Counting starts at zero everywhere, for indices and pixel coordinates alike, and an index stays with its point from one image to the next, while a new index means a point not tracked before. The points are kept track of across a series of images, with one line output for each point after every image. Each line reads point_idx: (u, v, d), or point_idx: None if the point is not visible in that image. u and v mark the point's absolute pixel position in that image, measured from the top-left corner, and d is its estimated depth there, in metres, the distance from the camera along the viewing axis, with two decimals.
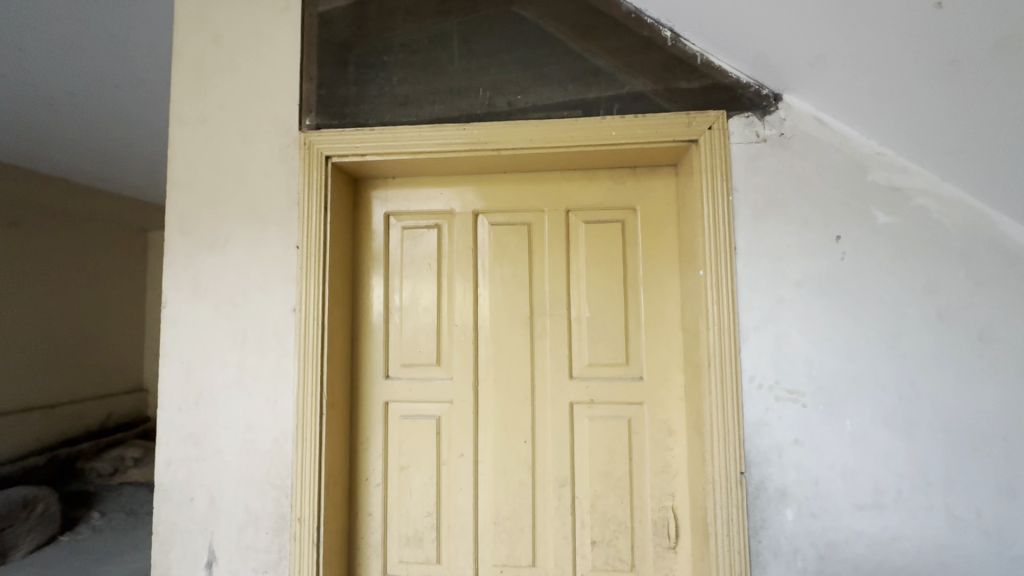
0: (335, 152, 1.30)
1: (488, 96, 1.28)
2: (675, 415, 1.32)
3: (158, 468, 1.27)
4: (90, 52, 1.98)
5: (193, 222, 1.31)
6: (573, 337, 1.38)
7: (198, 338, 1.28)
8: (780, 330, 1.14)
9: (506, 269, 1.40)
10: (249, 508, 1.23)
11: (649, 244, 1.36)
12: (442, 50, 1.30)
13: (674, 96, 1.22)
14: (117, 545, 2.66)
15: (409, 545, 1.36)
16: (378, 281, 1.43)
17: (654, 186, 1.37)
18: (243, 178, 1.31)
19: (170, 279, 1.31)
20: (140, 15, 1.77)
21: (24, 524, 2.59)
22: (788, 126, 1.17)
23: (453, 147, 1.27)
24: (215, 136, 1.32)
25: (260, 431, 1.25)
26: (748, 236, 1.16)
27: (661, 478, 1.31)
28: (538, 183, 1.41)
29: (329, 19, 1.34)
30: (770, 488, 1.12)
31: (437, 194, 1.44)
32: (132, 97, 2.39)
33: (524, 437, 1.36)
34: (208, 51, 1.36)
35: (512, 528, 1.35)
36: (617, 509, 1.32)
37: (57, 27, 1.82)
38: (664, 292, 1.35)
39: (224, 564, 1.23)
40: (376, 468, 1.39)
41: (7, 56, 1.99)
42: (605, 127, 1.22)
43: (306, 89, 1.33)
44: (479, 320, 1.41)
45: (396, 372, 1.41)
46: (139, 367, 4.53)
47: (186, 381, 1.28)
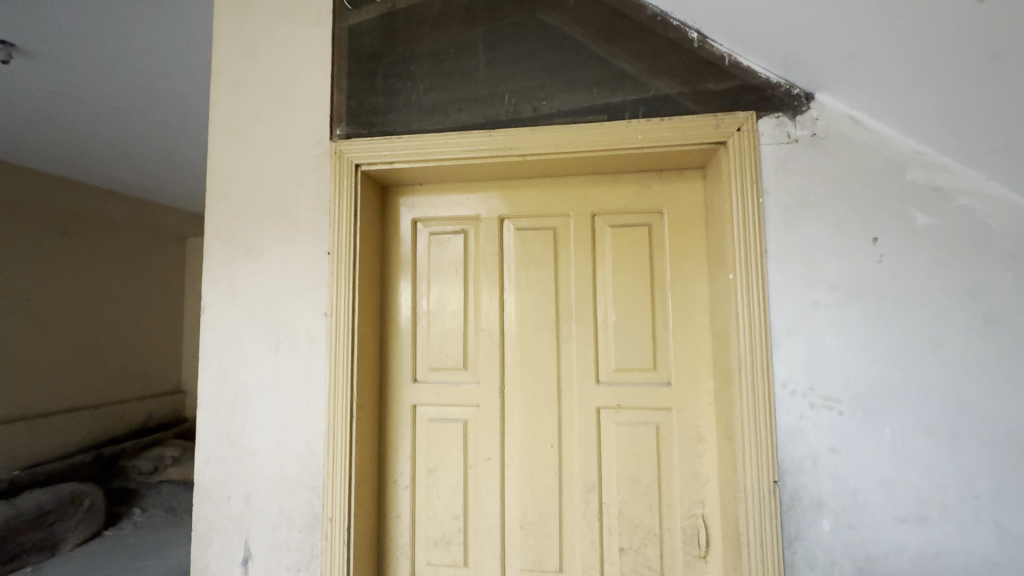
0: (365, 160, 1.33)
1: (513, 103, 1.29)
2: (705, 422, 1.29)
3: (197, 467, 1.32)
4: (133, 69, 2.09)
5: (231, 230, 1.36)
6: (600, 341, 1.38)
7: (235, 341, 1.33)
8: (814, 335, 1.11)
9: (532, 273, 1.41)
10: (283, 508, 1.27)
11: (677, 247, 1.35)
12: (468, 58, 1.32)
13: (701, 98, 1.20)
14: (157, 541, 2.76)
15: (437, 548, 1.38)
16: (406, 286, 1.46)
17: (681, 189, 1.35)
18: (277, 186, 1.35)
19: (209, 285, 1.36)
20: (180, 33, 1.86)
21: (72, 518, 2.73)
22: (821, 126, 1.15)
23: (479, 153, 1.29)
24: (251, 146, 1.38)
25: (293, 432, 1.28)
26: (780, 239, 1.14)
27: (690, 485, 1.29)
28: (563, 188, 1.41)
29: (359, 32, 1.38)
30: (805, 498, 1.09)
31: (463, 200, 1.45)
32: (171, 110, 2.50)
33: (551, 441, 1.36)
34: (244, 65, 1.41)
35: (539, 533, 1.34)
36: (645, 516, 1.31)
37: (104, 47, 1.92)
38: (693, 296, 1.33)
39: (259, 561, 1.27)
40: (404, 470, 1.41)
41: (58, 74, 2.11)
42: (631, 131, 1.22)
43: (337, 100, 1.37)
44: (505, 324, 1.41)
45: (423, 376, 1.43)
46: (177, 369, 4.70)
47: (223, 383, 1.33)
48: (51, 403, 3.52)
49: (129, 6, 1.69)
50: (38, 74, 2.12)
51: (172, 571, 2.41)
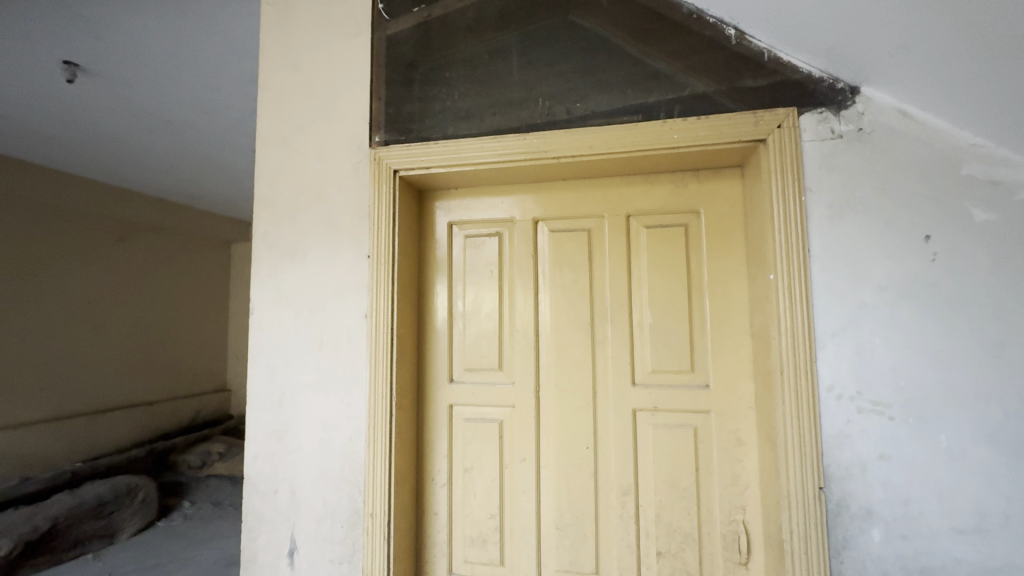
0: (402, 166, 1.36)
1: (547, 106, 1.30)
2: (745, 425, 1.27)
3: (246, 462, 1.38)
4: (185, 84, 2.21)
5: (277, 235, 1.42)
6: (636, 343, 1.37)
7: (281, 342, 1.39)
8: (862, 337, 1.07)
9: (567, 274, 1.41)
10: (326, 502, 1.32)
11: (715, 248, 1.32)
12: (503, 63, 1.34)
13: (739, 95, 1.18)
14: (207, 532, 2.89)
15: (473, 546, 1.40)
16: (442, 288, 1.49)
17: (719, 189, 1.33)
18: (319, 193, 1.41)
19: (257, 287, 1.43)
20: (227, 50, 1.96)
21: (129, 508, 2.90)
22: (867, 120, 1.11)
23: (514, 157, 1.30)
24: (295, 155, 1.43)
25: (335, 430, 1.33)
26: (824, 238, 1.11)
27: (730, 490, 1.26)
28: (598, 189, 1.41)
29: (396, 41, 1.42)
30: (852, 506, 1.05)
31: (498, 203, 1.47)
32: (218, 122, 2.63)
33: (586, 443, 1.36)
34: (288, 77, 1.47)
35: (575, 535, 1.34)
36: (684, 520, 1.29)
37: (158, 64, 2.04)
38: (732, 298, 1.31)
39: (304, 554, 1.31)
40: (441, 468, 1.43)
41: (117, 91, 2.26)
42: (667, 130, 1.21)
43: (376, 108, 1.41)
44: (540, 325, 1.42)
45: (459, 377, 1.46)
46: (222, 369, 4.92)
47: (270, 381, 1.39)
48: (109, 399, 3.75)
49: (181, 24, 1.78)
50: (99, 91, 2.26)
51: (221, 561, 2.53)
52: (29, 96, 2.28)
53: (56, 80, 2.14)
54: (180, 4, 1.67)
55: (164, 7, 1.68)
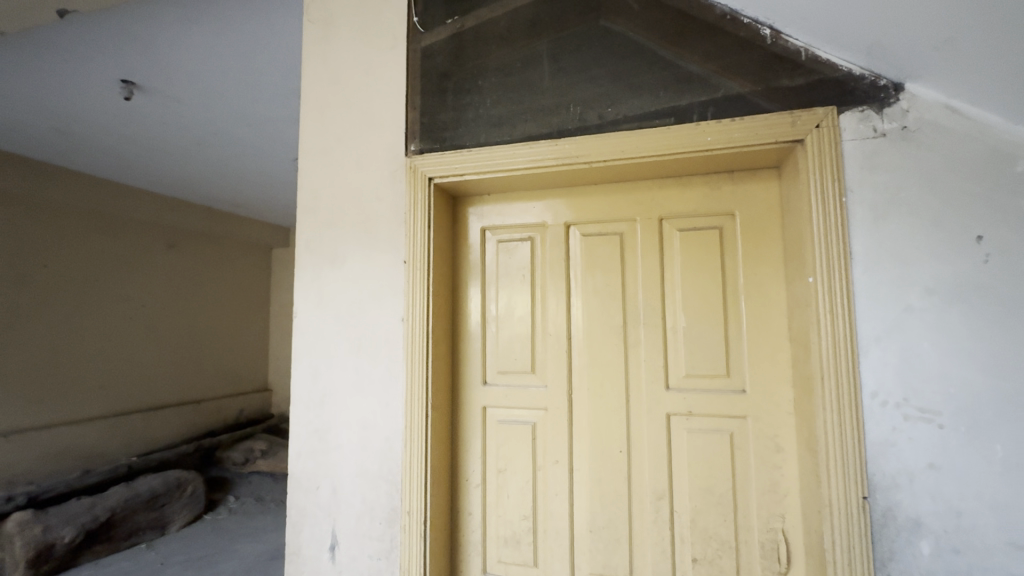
0: (437, 173, 1.40)
1: (579, 111, 1.31)
2: (784, 431, 1.24)
3: (290, 459, 1.45)
4: (231, 99, 2.33)
5: (318, 241, 1.49)
6: (669, 346, 1.36)
7: (322, 344, 1.45)
8: (908, 341, 1.04)
9: (599, 278, 1.42)
10: (365, 500, 1.36)
11: (751, 250, 1.30)
12: (534, 70, 1.36)
13: (775, 95, 1.17)
14: (251, 526, 3.02)
15: (507, 546, 1.41)
16: (475, 292, 1.52)
17: (755, 190, 1.31)
18: (358, 201, 1.46)
19: (300, 292, 1.49)
20: (270, 65, 2.05)
21: (178, 500, 3.07)
22: (912, 118, 1.07)
23: (546, 162, 1.32)
24: (335, 164, 1.50)
25: (374, 429, 1.37)
26: (866, 240, 1.08)
27: (769, 498, 1.24)
28: (630, 192, 1.41)
29: (431, 53, 1.47)
30: (899, 517, 1.01)
31: (531, 208, 1.49)
32: (261, 134, 2.75)
33: (620, 446, 1.36)
34: (328, 90, 1.54)
35: (609, 539, 1.34)
36: (720, 527, 1.27)
37: (207, 80, 2.15)
38: (769, 301, 1.28)
39: (345, 549, 1.36)
40: (475, 469, 1.46)
41: (170, 107, 2.40)
42: (700, 133, 1.20)
43: (411, 118, 1.46)
44: (572, 328, 1.43)
45: (492, 379, 1.48)
46: (264, 370, 5.12)
47: (312, 382, 1.45)
48: (161, 398, 3.97)
49: (227, 42, 1.88)
50: (153, 107, 2.40)
51: (264, 555, 2.63)
52: (91, 113, 2.45)
53: (114, 98, 2.29)
54: (228, 22, 1.77)
55: (213, 26, 1.78)
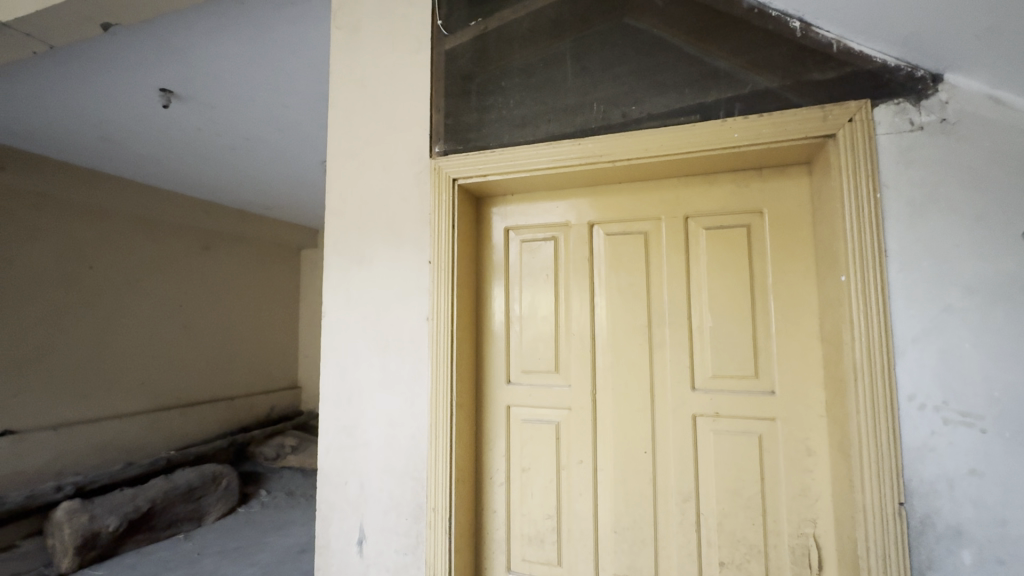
0: (461, 174, 1.41)
1: (602, 110, 1.30)
2: (815, 434, 1.21)
3: (320, 454, 1.49)
4: (262, 105, 2.40)
5: (346, 242, 1.52)
6: (695, 346, 1.34)
7: (350, 342, 1.48)
8: (948, 343, 1.00)
9: (623, 277, 1.41)
10: (391, 496, 1.39)
11: (779, 249, 1.28)
12: (557, 69, 1.36)
13: (805, 90, 1.14)
14: (282, 520, 3.11)
15: (532, 545, 1.42)
16: (499, 291, 1.53)
17: (785, 187, 1.28)
18: (384, 202, 1.49)
19: (329, 292, 1.53)
20: (299, 71, 2.11)
21: (215, 493, 3.19)
22: (952, 110, 1.03)
23: (569, 162, 1.32)
24: (362, 167, 1.53)
25: (399, 426, 1.40)
26: (902, 237, 1.04)
27: (800, 502, 1.21)
28: (655, 190, 1.40)
29: (454, 55, 1.48)
30: (938, 525, 0.98)
31: (554, 207, 1.49)
32: (290, 138, 2.82)
33: (644, 447, 1.35)
34: (355, 95, 1.57)
35: (634, 540, 1.34)
36: (748, 531, 1.25)
37: (239, 88, 2.23)
38: (800, 301, 1.25)
39: (372, 543, 1.39)
40: (499, 467, 1.47)
41: (204, 114, 2.49)
42: (727, 129, 1.18)
43: (435, 120, 1.48)
44: (596, 328, 1.43)
45: (516, 378, 1.49)
46: (293, 367, 5.26)
47: (340, 379, 1.48)
48: (197, 394, 4.12)
49: (259, 50, 1.94)
50: (189, 114, 2.50)
51: (294, 549, 2.71)
52: (132, 121, 2.56)
53: (153, 106, 2.39)
54: (259, 31, 1.82)
55: (245, 35, 1.84)
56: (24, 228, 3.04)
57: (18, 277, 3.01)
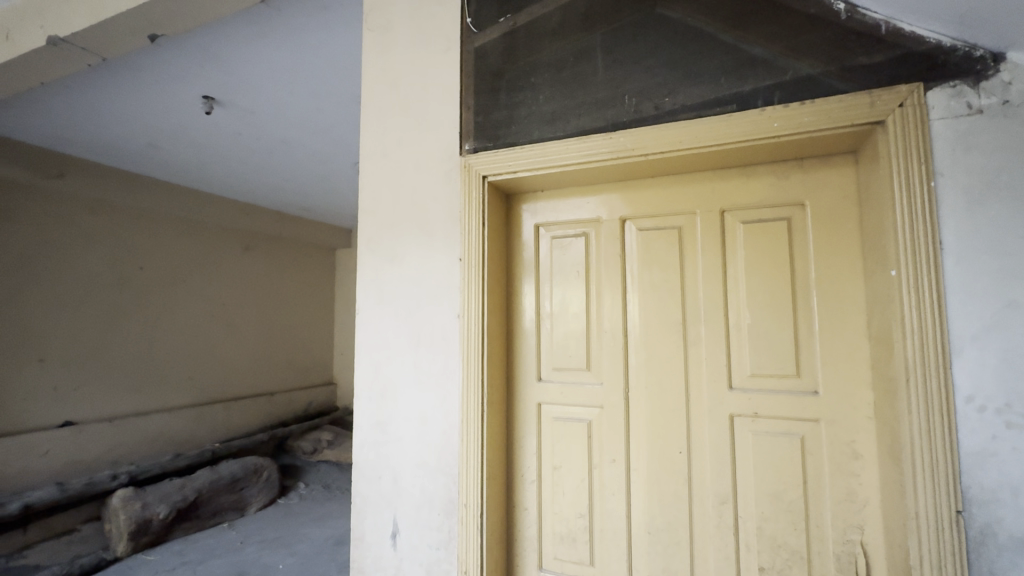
0: (491, 171, 1.41)
1: (634, 103, 1.28)
2: (862, 437, 1.15)
3: (355, 449, 1.52)
4: (298, 108, 2.47)
5: (378, 240, 1.55)
6: (732, 344, 1.30)
7: (382, 339, 1.51)
8: (1011, 341, 0.93)
9: (657, 273, 1.38)
10: (424, 491, 1.40)
11: (823, 243, 1.22)
12: (587, 62, 1.34)
13: (850, 75, 1.08)
14: (319, 512, 3.20)
15: (563, 544, 1.41)
16: (530, 288, 1.52)
17: (829, 178, 1.22)
18: (415, 201, 1.51)
19: (362, 289, 1.56)
20: (333, 75, 2.15)
21: (256, 485, 3.32)
22: (1016, 91, 0.96)
23: (600, 157, 1.30)
24: (394, 166, 1.55)
25: (431, 422, 1.41)
26: (959, 228, 0.98)
27: (845, 508, 1.16)
28: (689, 184, 1.36)
29: (484, 52, 1.48)
30: (1000, 535, 0.91)
31: (585, 203, 1.48)
32: (325, 140, 2.89)
33: (679, 447, 1.31)
34: (386, 95, 1.59)
35: (668, 541, 1.31)
36: (790, 536, 1.20)
37: (277, 93, 2.30)
38: (846, 297, 1.19)
39: (405, 537, 1.41)
40: (530, 465, 1.47)
41: (244, 119, 2.57)
42: (766, 119, 1.13)
43: (465, 118, 1.48)
44: (628, 325, 1.40)
45: (547, 376, 1.48)
46: (329, 364, 5.41)
47: (374, 375, 1.51)
48: (239, 389, 4.28)
49: (294, 55, 1.99)
50: (229, 120, 2.59)
51: (331, 540, 2.78)
52: (176, 128, 2.68)
53: (196, 113, 2.49)
54: (294, 36, 1.87)
55: (282, 41, 1.89)
56: (81, 231, 3.22)
57: (76, 277, 3.20)
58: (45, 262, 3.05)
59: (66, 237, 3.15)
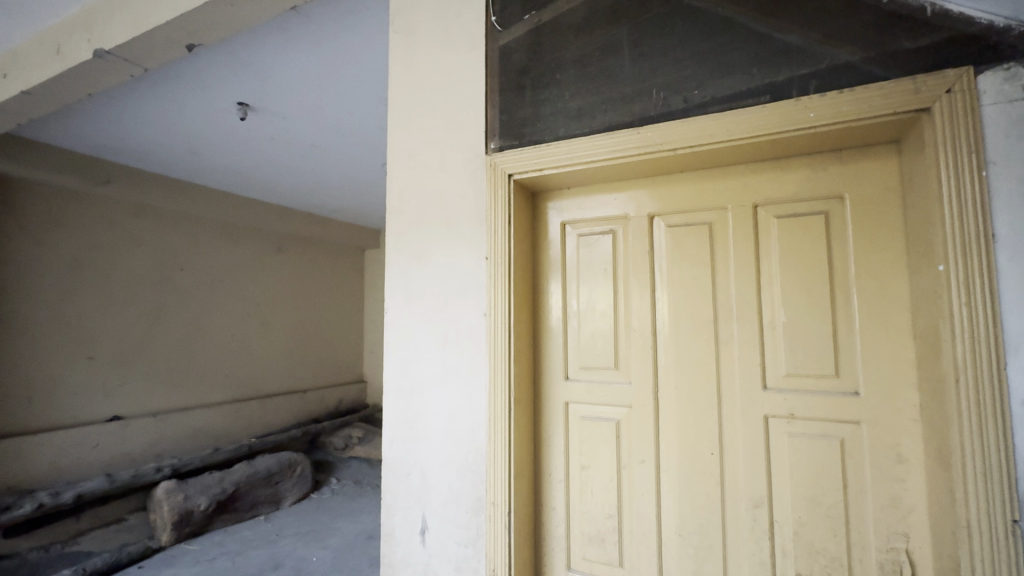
0: (516, 169, 1.41)
1: (662, 97, 1.25)
2: (907, 440, 1.10)
3: (384, 446, 1.54)
4: (327, 112, 2.51)
5: (406, 240, 1.56)
6: (767, 342, 1.26)
7: (411, 337, 1.52)
8: None
9: (686, 271, 1.35)
10: (452, 489, 1.41)
11: (863, 237, 1.17)
12: (613, 57, 1.32)
13: (892, 61, 1.03)
14: (351, 507, 3.27)
15: (592, 544, 1.39)
16: (556, 287, 1.51)
17: (870, 169, 1.17)
18: (441, 201, 1.52)
19: (390, 289, 1.58)
20: (360, 78, 2.19)
21: (290, 479, 3.41)
22: None
23: (627, 152, 1.28)
24: (421, 166, 1.56)
25: (459, 420, 1.42)
26: (1014, 219, 0.92)
27: (889, 514, 1.11)
28: (720, 178, 1.32)
29: (509, 50, 1.48)
30: None
31: (612, 200, 1.46)
32: (353, 142, 2.94)
33: (711, 449, 1.28)
34: (412, 96, 1.61)
35: (700, 544, 1.28)
36: (829, 542, 1.15)
37: (307, 97, 2.35)
38: (888, 294, 1.14)
39: (434, 534, 1.43)
40: (558, 464, 1.46)
41: (276, 123, 2.64)
42: (801, 109, 1.09)
43: (491, 116, 1.48)
44: (657, 324, 1.38)
45: (575, 374, 1.47)
46: (359, 362, 5.52)
47: (402, 374, 1.53)
48: (273, 386, 4.41)
49: (323, 59, 2.03)
50: (262, 125, 2.67)
51: (362, 535, 2.84)
52: (213, 134, 2.78)
53: (231, 119, 2.58)
54: (323, 41, 1.91)
55: (311, 46, 1.93)
56: (126, 235, 3.38)
57: (122, 279, 3.36)
58: (93, 265, 3.21)
59: (112, 240, 3.31)
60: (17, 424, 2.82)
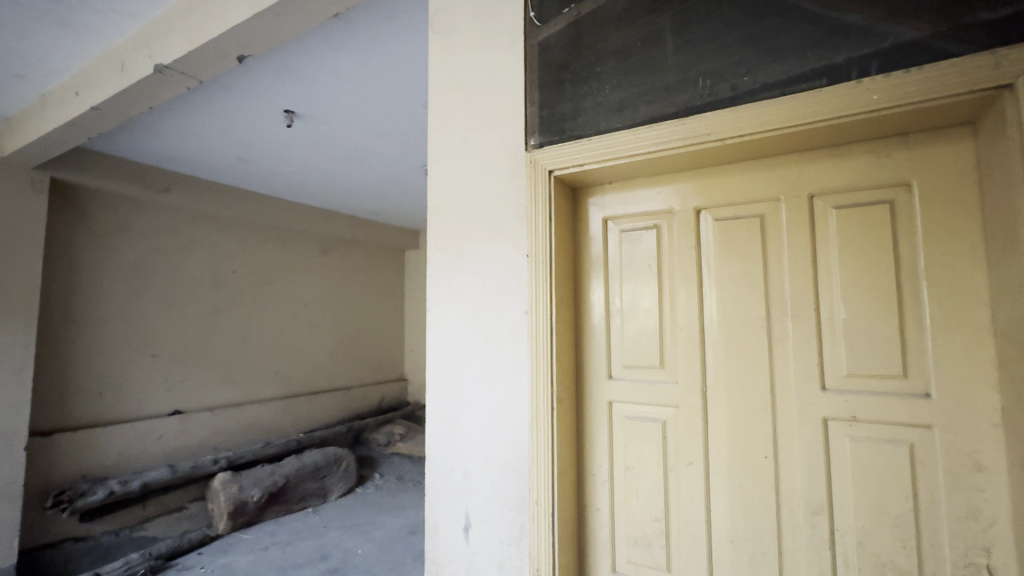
0: (557, 165, 1.39)
1: (708, 85, 1.20)
2: (988, 447, 1.01)
3: (427, 443, 1.56)
4: (369, 116, 2.57)
5: (447, 239, 1.58)
6: (825, 340, 1.19)
7: (453, 336, 1.53)
8: None
9: (736, 265, 1.29)
10: (494, 487, 1.41)
11: (934, 226, 1.08)
12: (656, 47, 1.28)
13: (966, 35, 0.95)
14: (394, 502, 3.34)
15: (637, 547, 1.36)
16: (599, 284, 1.48)
17: (941, 153, 1.08)
18: (481, 199, 1.52)
19: (432, 287, 1.60)
20: (400, 81, 2.23)
21: (337, 473, 3.52)
22: None
23: (671, 144, 1.24)
24: (461, 165, 1.57)
25: (500, 418, 1.42)
26: None
27: (966, 526, 1.02)
28: (772, 168, 1.26)
29: (548, 45, 1.46)
30: None
31: (656, 194, 1.41)
32: (394, 145, 3.01)
33: (764, 452, 1.23)
34: (452, 96, 1.62)
35: (753, 551, 1.22)
36: (896, 553, 1.08)
37: (349, 102, 2.41)
38: (964, 287, 1.05)
39: (477, 532, 1.43)
40: (601, 465, 1.43)
41: (320, 129, 2.73)
42: (862, 91, 1.02)
43: (531, 113, 1.47)
44: (705, 322, 1.33)
45: (618, 373, 1.44)
46: (400, 361, 5.63)
47: (444, 372, 1.54)
48: (320, 383, 4.57)
49: (364, 64, 2.07)
50: (307, 131, 2.76)
51: (405, 530, 2.89)
52: (261, 141, 2.90)
53: (278, 126, 2.68)
54: (364, 47, 1.95)
55: (353, 51, 1.97)
56: (184, 240, 3.58)
57: (180, 281, 3.55)
58: (155, 268, 3.42)
59: (171, 245, 3.51)
60: (90, 417, 3.04)
